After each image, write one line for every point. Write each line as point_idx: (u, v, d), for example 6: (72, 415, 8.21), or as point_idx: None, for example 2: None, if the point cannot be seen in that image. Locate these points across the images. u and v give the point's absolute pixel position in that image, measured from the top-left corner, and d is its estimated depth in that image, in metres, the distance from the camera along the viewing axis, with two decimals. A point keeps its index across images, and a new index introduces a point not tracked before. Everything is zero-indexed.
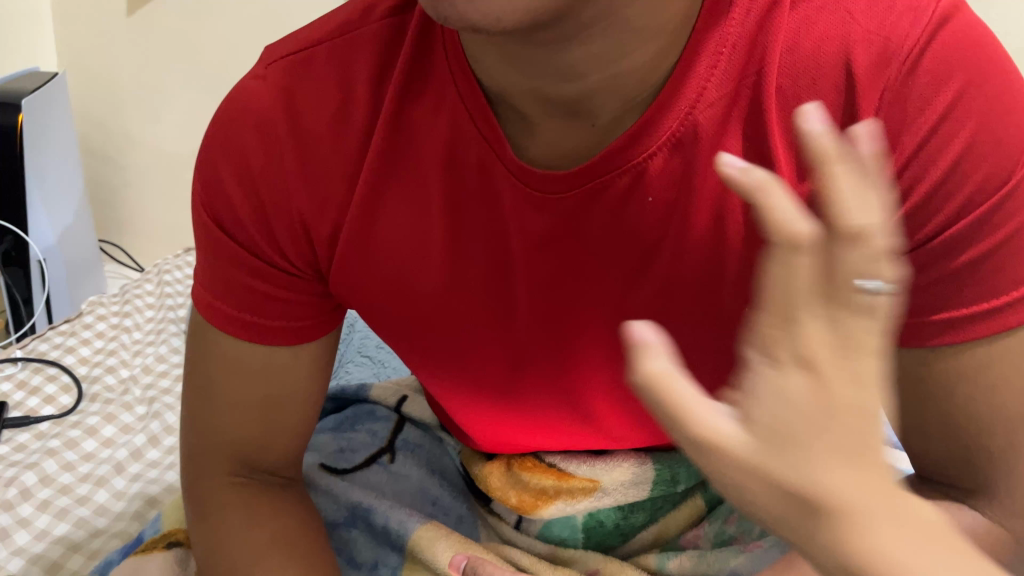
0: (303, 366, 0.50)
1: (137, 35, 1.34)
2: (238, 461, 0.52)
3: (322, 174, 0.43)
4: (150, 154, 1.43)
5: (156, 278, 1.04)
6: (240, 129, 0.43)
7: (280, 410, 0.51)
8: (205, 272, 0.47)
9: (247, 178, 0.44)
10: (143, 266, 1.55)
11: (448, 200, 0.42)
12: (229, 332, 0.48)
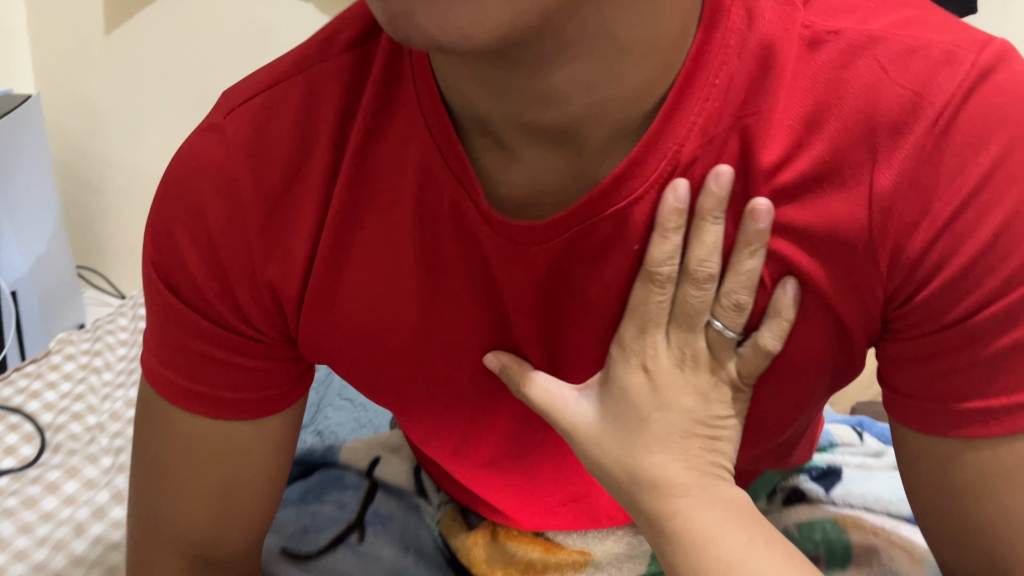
0: (262, 452, 0.46)
1: (114, 55, 1.29)
2: (189, 554, 0.49)
3: (279, 224, 0.38)
4: (130, 179, 1.38)
5: (132, 310, 0.99)
6: (184, 182, 0.38)
7: (236, 501, 0.48)
8: (156, 341, 0.43)
9: (194, 236, 0.39)
10: (125, 292, 1.50)
11: (420, 249, 0.38)
12: (189, 412, 0.43)
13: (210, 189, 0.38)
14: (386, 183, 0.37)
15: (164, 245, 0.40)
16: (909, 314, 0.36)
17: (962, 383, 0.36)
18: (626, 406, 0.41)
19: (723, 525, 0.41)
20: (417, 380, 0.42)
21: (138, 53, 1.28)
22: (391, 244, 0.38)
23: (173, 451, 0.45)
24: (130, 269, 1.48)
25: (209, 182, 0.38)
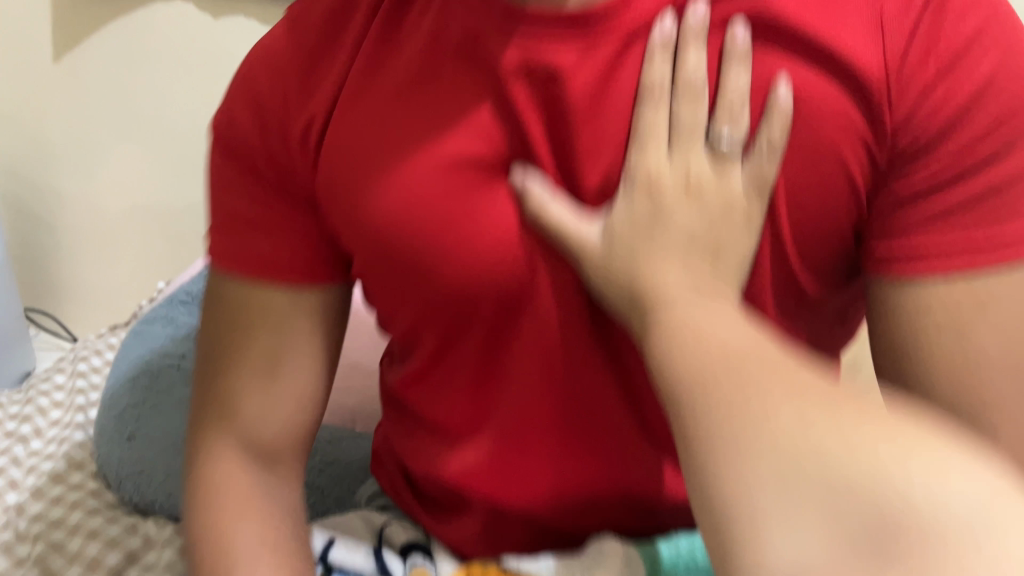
0: (298, 313, 0.54)
1: (67, 84, 1.32)
2: (236, 426, 0.56)
3: (322, 78, 0.48)
4: (84, 214, 1.42)
5: (70, 376, 1.18)
6: (262, 59, 0.50)
7: (275, 366, 0.55)
8: (221, 207, 0.53)
9: (256, 96, 0.49)
10: (76, 335, 1.53)
11: (422, 78, 0.45)
12: (240, 268, 0.53)
13: (271, 69, 0.49)
14: (409, 46, 0.46)
15: (232, 117, 0.50)
16: (921, 146, 0.40)
17: (951, 224, 0.40)
18: (629, 235, 0.42)
19: (703, 302, 0.40)
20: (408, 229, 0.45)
21: (94, 80, 1.31)
22: (407, 96, 0.45)
23: (229, 313, 0.55)
24: (84, 312, 1.52)
25: (274, 64, 0.49)
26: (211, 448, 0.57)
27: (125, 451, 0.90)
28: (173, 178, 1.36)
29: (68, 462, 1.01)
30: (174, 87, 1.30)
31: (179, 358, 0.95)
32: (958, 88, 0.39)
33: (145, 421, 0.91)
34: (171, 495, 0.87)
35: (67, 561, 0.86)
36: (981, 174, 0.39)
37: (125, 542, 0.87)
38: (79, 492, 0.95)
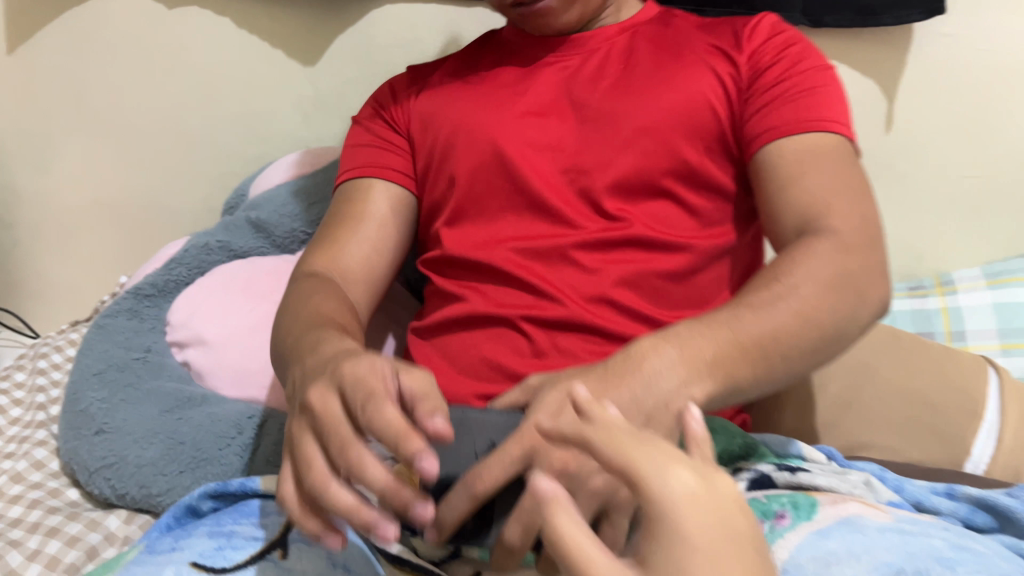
0: (391, 194, 0.89)
1: (18, 77, 1.31)
2: (323, 252, 0.81)
3: (437, 86, 0.91)
4: (43, 209, 1.41)
5: (29, 380, 1.15)
6: (391, 95, 0.95)
7: (365, 218, 0.86)
8: (354, 159, 0.92)
9: (387, 113, 0.94)
10: (38, 332, 1.51)
11: (491, 79, 0.89)
12: (352, 179, 0.91)
13: (404, 82, 0.96)
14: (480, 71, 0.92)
15: (372, 107, 0.96)
16: None
17: None
18: None
19: None
20: (492, 135, 0.83)
21: (43, 74, 1.30)
22: (482, 78, 0.90)
23: (352, 196, 0.89)
24: (43, 310, 1.49)
25: (409, 77, 0.96)
26: (307, 264, 0.79)
27: (92, 446, 0.88)
28: (134, 171, 1.35)
29: (27, 462, 0.99)
30: (128, 81, 1.28)
31: (143, 353, 0.95)
32: None
33: (113, 415, 0.89)
34: (144, 486, 0.84)
35: (25, 559, 0.83)
36: None
37: (85, 544, 0.85)
38: (40, 491, 0.94)
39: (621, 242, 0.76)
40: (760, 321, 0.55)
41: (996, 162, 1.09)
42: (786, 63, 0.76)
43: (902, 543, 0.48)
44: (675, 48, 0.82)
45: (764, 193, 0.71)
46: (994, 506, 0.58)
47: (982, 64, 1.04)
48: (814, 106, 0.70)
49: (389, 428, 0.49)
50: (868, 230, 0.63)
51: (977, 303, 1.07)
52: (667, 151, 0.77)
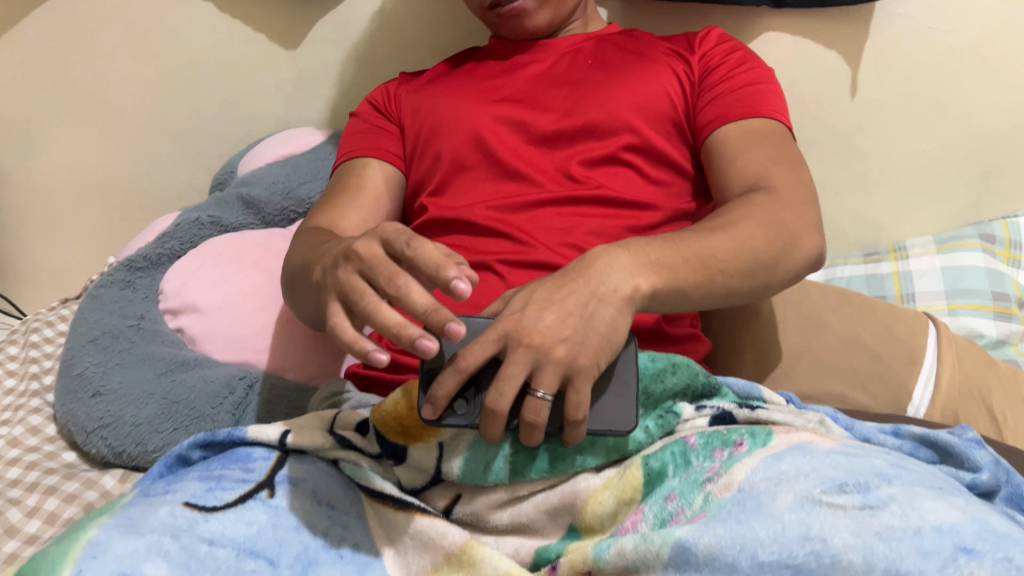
0: (385, 171, 0.93)
1: (6, 63, 1.32)
2: (321, 211, 0.84)
3: (423, 79, 0.98)
4: (31, 192, 1.43)
5: (22, 349, 1.18)
6: (378, 88, 1.01)
7: (360, 187, 0.90)
8: (346, 141, 0.97)
9: (376, 103, 1.00)
10: (25, 312, 1.54)
11: (471, 71, 0.95)
12: (343, 157, 0.95)
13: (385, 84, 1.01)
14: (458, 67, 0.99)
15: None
16: None
17: None
18: None
19: None
20: (472, 111, 0.89)
21: (30, 59, 1.31)
22: (462, 71, 0.96)
23: (347, 167, 0.93)
24: (30, 290, 1.52)
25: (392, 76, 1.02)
26: (313, 218, 0.83)
27: (90, 408, 0.91)
28: (122, 153, 1.38)
29: (23, 428, 1.01)
30: (114, 65, 1.30)
31: (137, 320, 0.99)
32: None
33: (109, 378, 0.93)
34: (139, 444, 0.88)
35: (25, 516, 0.85)
36: None
37: (81, 501, 0.87)
38: (36, 453, 0.97)
39: (589, 201, 0.82)
40: (705, 240, 0.65)
41: (947, 139, 1.17)
42: (734, 62, 0.86)
43: (845, 462, 0.52)
44: (637, 51, 0.91)
45: (719, 164, 0.79)
46: (937, 443, 0.63)
47: (936, 45, 1.11)
48: (758, 94, 0.80)
49: (429, 259, 0.56)
50: (807, 202, 0.71)
51: (926, 268, 1.18)
52: (631, 130, 0.84)
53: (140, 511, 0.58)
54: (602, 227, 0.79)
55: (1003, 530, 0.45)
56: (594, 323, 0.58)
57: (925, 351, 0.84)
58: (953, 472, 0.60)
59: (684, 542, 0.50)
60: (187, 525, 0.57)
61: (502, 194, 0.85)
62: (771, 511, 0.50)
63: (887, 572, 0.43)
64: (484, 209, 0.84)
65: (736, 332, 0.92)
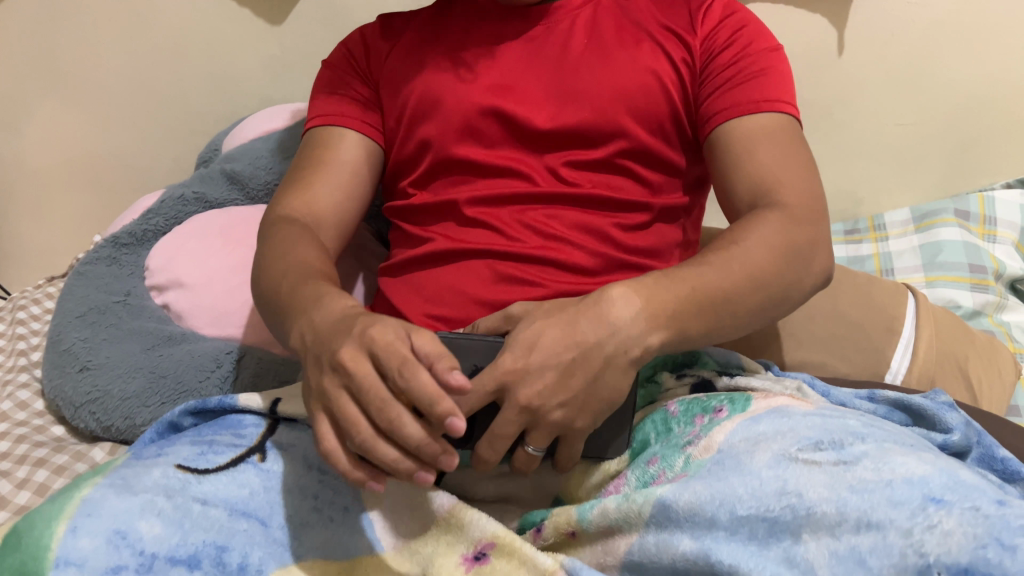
0: (362, 148, 0.92)
1: None
2: (288, 197, 0.84)
3: (407, 41, 0.93)
4: (14, 171, 1.43)
5: (10, 322, 1.18)
6: (367, 47, 0.97)
7: (332, 167, 0.89)
8: (328, 111, 0.94)
9: (362, 69, 0.97)
10: (10, 291, 1.55)
11: (458, 39, 0.90)
12: (324, 127, 0.93)
13: (367, 48, 0.97)
14: (440, 24, 0.93)
15: (340, 62, 0.98)
16: None
17: None
18: None
19: None
20: (456, 97, 0.86)
21: (9, 38, 1.29)
22: (451, 36, 0.91)
23: (323, 142, 0.91)
24: (16, 270, 1.53)
25: (375, 34, 0.97)
26: (281, 206, 0.83)
27: (77, 382, 0.92)
28: (109, 133, 1.38)
29: (11, 403, 1.02)
30: (96, 43, 1.29)
31: (123, 296, 1.00)
32: None
33: (96, 353, 0.93)
34: (128, 418, 0.89)
35: (14, 488, 0.86)
36: None
37: (70, 472, 0.88)
38: (26, 428, 0.98)
39: (575, 200, 0.81)
40: (707, 278, 0.61)
41: (925, 112, 1.24)
42: (742, 44, 0.80)
43: (822, 422, 0.54)
44: (636, 24, 0.85)
45: (717, 165, 0.76)
46: (910, 407, 0.66)
47: (917, 16, 1.16)
48: (764, 90, 0.76)
49: (423, 392, 0.54)
50: (816, 202, 0.68)
51: (904, 247, 1.24)
52: (619, 127, 0.81)
53: (134, 472, 0.59)
54: (584, 227, 0.79)
55: (971, 481, 0.47)
56: (597, 390, 0.57)
57: (904, 320, 0.89)
58: (927, 433, 0.64)
59: (665, 500, 0.51)
60: (180, 486, 0.58)
61: (489, 187, 0.84)
62: (750, 468, 0.51)
63: (859, 521, 0.45)
64: (468, 201, 0.83)
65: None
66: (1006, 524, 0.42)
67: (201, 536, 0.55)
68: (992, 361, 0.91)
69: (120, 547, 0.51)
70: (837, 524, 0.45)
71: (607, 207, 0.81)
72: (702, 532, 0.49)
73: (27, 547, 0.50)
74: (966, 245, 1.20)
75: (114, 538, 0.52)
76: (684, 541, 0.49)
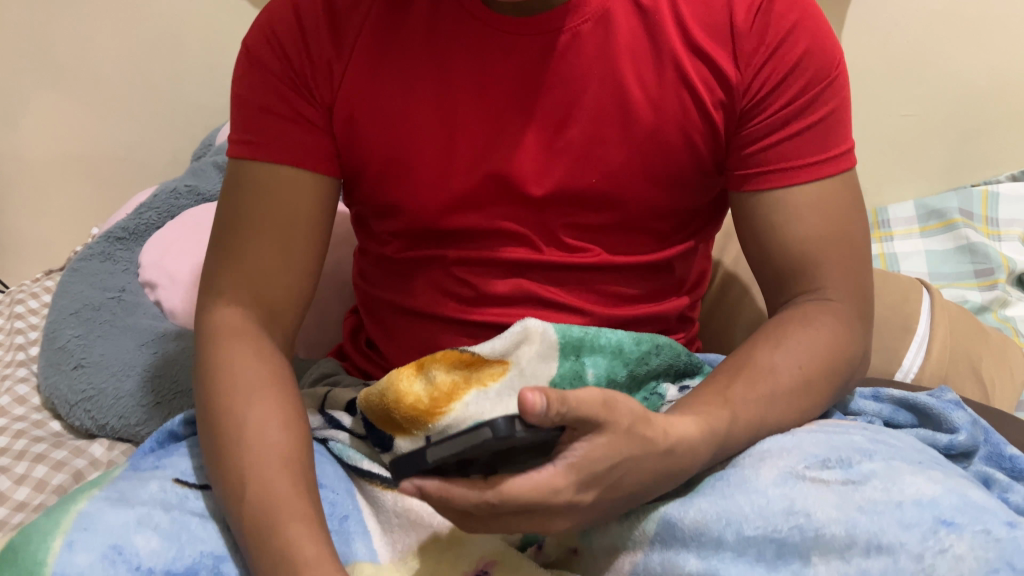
0: (321, 191, 0.64)
1: None
2: (234, 312, 0.61)
3: (344, 32, 0.63)
4: None
5: (8, 314, 1.17)
6: (282, 16, 0.64)
7: (290, 241, 0.63)
8: (243, 124, 0.63)
9: (278, 53, 0.63)
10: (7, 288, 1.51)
11: (432, 50, 0.63)
12: (248, 159, 0.63)
13: (287, 29, 0.63)
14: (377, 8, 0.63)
15: (246, 60, 0.64)
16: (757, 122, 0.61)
17: (787, 148, 0.59)
18: None
19: None
20: (439, 154, 0.63)
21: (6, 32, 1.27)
22: (415, 42, 0.63)
23: (251, 190, 0.62)
24: (13, 262, 1.45)
25: (294, 8, 0.64)
26: (226, 326, 0.60)
27: (72, 380, 0.91)
28: (101, 124, 1.34)
29: (9, 397, 0.99)
30: (92, 35, 1.27)
31: (118, 293, 0.99)
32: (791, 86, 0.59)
33: (90, 350, 0.92)
34: (122, 417, 0.88)
35: (13, 483, 0.85)
36: (799, 121, 0.59)
37: (70, 467, 0.86)
38: (23, 423, 0.95)
39: (589, 270, 0.66)
40: (752, 407, 0.55)
41: (928, 102, 1.26)
42: (808, 72, 0.59)
43: (826, 438, 0.53)
44: (667, 30, 0.61)
45: (753, 221, 0.63)
46: (915, 406, 0.68)
47: (919, 6, 1.19)
48: (823, 142, 0.59)
49: None
50: (863, 305, 0.60)
51: (910, 250, 1.24)
52: (653, 190, 0.64)
53: (131, 484, 0.58)
54: (597, 299, 0.67)
55: (981, 502, 0.46)
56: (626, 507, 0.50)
57: (918, 317, 0.89)
58: (932, 433, 0.65)
59: (669, 518, 0.50)
60: (177, 501, 0.58)
61: (481, 251, 0.66)
62: (756, 486, 0.50)
63: (869, 544, 0.44)
64: (454, 261, 0.67)
65: (732, 299, 0.93)
66: (1018, 549, 0.42)
67: (198, 548, 0.54)
68: (1004, 359, 0.92)
69: (118, 562, 0.50)
70: (846, 547, 0.45)
71: (626, 272, 0.68)
72: (708, 551, 0.48)
73: (23, 561, 0.50)
74: (972, 247, 1.18)
75: (110, 554, 0.51)
76: (689, 561, 0.48)
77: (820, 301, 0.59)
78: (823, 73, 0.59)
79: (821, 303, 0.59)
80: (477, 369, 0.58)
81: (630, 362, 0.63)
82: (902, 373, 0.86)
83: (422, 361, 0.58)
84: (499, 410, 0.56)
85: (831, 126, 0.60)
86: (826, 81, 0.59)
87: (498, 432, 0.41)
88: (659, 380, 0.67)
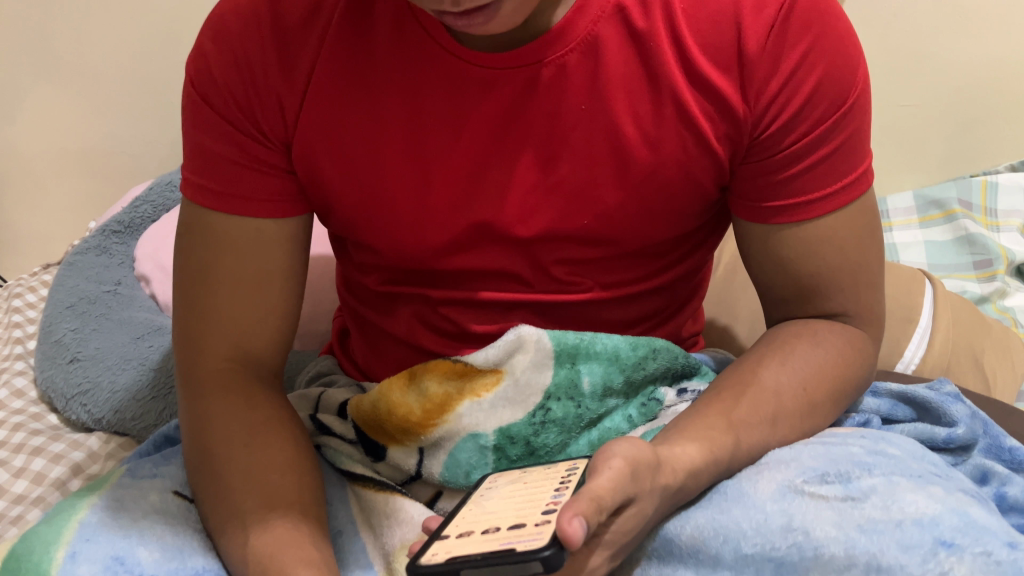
0: (288, 234, 0.63)
1: None
2: (213, 371, 0.61)
3: (300, 68, 0.59)
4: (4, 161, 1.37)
5: (5, 308, 1.16)
6: (233, 53, 0.60)
7: (267, 287, 0.63)
8: (202, 168, 0.61)
9: (232, 97, 0.60)
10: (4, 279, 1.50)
11: (402, 87, 0.59)
12: (209, 208, 0.61)
13: (235, 65, 0.60)
14: (340, 38, 0.59)
15: (194, 101, 0.61)
16: (766, 154, 0.58)
17: (800, 184, 0.57)
18: None
19: None
20: (414, 196, 0.60)
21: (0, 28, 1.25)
22: (385, 76, 0.59)
23: (214, 238, 0.61)
24: (13, 257, 1.46)
25: (241, 38, 0.60)
26: (208, 384, 0.60)
27: (68, 374, 0.90)
28: (97, 120, 1.32)
29: (8, 391, 0.99)
30: (86, 30, 1.25)
31: (113, 286, 1.01)
32: (807, 117, 0.56)
33: (86, 344, 0.92)
34: (117, 411, 0.86)
35: (12, 476, 0.83)
36: (809, 156, 0.57)
37: (69, 459, 0.84)
38: (22, 416, 0.94)
39: (573, 303, 0.65)
40: (752, 430, 0.55)
41: (927, 93, 1.25)
42: (825, 103, 0.56)
43: (824, 450, 0.53)
44: (666, 59, 0.56)
45: (761, 249, 0.61)
46: (913, 400, 0.67)
47: None
48: (842, 171, 0.57)
49: None
50: (858, 336, 0.60)
51: (909, 239, 1.23)
52: (641, 232, 0.61)
53: (132, 494, 0.58)
54: (592, 324, 0.67)
55: (982, 522, 0.46)
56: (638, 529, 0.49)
57: (921, 308, 0.88)
58: (933, 427, 0.64)
59: (668, 533, 0.50)
60: (180, 515, 0.58)
61: (466, 285, 0.65)
62: (753, 500, 0.50)
63: (869, 565, 0.44)
64: (439, 301, 0.66)
65: (730, 296, 0.93)
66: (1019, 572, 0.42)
67: (200, 561, 0.54)
68: (1005, 350, 0.91)
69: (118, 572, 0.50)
70: (846, 567, 0.44)
71: (622, 298, 0.66)
72: (707, 569, 0.48)
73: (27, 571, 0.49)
74: (971, 238, 1.18)
75: (112, 565, 0.50)
76: None
77: (824, 326, 0.60)
78: (842, 97, 0.56)
79: (828, 326, 0.60)
80: (470, 381, 0.60)
81: (623, 372, 0.62)
82: (903, 366, 0.85)
83: (414, 372, 0.61)
84: (493, 421, 0.59)
85: (848, 153, 0.57)
86: (846, 107, 0.56)
87: (550, 566, 0.39)
88: (656, 384, 0.66)
